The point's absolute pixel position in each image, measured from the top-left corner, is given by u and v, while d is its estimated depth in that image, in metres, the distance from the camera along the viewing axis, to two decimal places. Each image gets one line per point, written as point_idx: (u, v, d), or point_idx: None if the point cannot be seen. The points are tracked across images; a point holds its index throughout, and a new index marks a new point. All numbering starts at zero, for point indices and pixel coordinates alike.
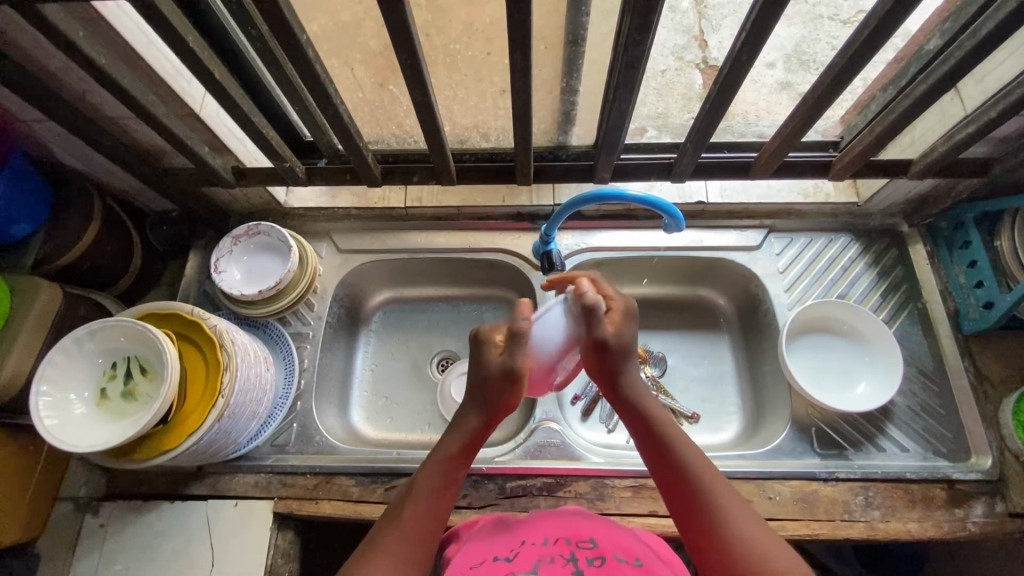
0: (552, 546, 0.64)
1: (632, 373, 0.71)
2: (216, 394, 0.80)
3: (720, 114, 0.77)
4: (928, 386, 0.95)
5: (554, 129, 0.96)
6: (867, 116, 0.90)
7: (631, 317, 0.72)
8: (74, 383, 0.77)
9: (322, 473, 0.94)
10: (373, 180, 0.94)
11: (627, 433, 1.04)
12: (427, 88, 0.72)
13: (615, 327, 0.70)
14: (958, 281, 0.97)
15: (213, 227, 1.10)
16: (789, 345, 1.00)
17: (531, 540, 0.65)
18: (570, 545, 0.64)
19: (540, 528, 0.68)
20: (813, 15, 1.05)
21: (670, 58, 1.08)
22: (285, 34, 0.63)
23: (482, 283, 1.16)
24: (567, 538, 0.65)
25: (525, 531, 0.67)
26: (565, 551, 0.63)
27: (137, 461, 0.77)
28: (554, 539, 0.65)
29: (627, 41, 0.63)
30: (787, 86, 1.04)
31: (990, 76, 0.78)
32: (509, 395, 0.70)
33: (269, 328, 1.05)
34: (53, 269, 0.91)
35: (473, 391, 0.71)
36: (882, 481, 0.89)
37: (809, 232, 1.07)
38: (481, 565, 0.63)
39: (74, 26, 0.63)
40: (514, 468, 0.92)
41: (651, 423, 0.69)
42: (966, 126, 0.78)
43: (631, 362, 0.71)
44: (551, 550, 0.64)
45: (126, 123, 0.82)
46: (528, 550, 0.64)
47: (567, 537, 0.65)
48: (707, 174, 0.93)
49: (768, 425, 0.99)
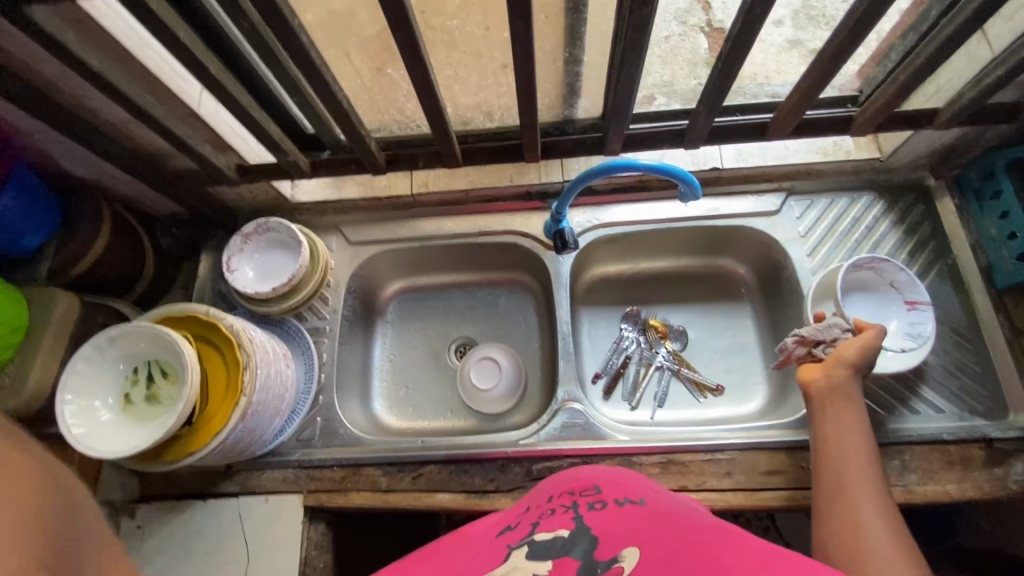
0: (554, 502, 0.63)
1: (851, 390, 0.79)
2: (239, 393, 0.80)
3: (733, 74, 0.74)
4: (961, 344, 0.92)
5: (560, 103, 0.93)
6: (888, 66, 0.86)
7: (850, 368, 0.80)
8: (98, 391, 0.78)
9: (350, 465, 0.95)
10: (379, 168, 0.93)
11: (650, 409, 1.03)
12: (426, 67, 0.70)
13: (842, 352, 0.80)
14: (989, 234, 0.93)
15: (222, 227, 1.10)
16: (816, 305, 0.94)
17: (535, 505, 0.65)
18: (572, 497, 0.63)
19: (544, 494, 0.68)
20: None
21: (673, 23, 0.97)
22: (277, 20, 0.61)
23: (496, 267, 1.15)
24: (569, 492, 0.65)
25: (531, 503, 0.67)
26: (566, 502, 0.62)
27: (168, 463, 0.78)
28: (558, 496, 0.65)
29: (632, 1, 0.59)
30: (797, 44, 0.95)
31: (1020, 14, 0.73)
32: (852, 352, 0.80)
33: (285, 324, 1.04)
34: (68, 279, 0.92)
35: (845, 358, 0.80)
36: (917, 444, 0.87)
37: (830, 192, 1.03)
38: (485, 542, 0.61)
39: (64, 29, 0.61)
40: (539, 450, 0.91)
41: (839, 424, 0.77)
42: (995, 69, 0.74)
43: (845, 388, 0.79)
44: (552, 506, 0.63)
45: (128, 126, 0.81)
46: (530, 516, 0.63)
47: (569, 492, 0.65)
48: (722, 138, 0.90)
49: (796, 393, 0.97)
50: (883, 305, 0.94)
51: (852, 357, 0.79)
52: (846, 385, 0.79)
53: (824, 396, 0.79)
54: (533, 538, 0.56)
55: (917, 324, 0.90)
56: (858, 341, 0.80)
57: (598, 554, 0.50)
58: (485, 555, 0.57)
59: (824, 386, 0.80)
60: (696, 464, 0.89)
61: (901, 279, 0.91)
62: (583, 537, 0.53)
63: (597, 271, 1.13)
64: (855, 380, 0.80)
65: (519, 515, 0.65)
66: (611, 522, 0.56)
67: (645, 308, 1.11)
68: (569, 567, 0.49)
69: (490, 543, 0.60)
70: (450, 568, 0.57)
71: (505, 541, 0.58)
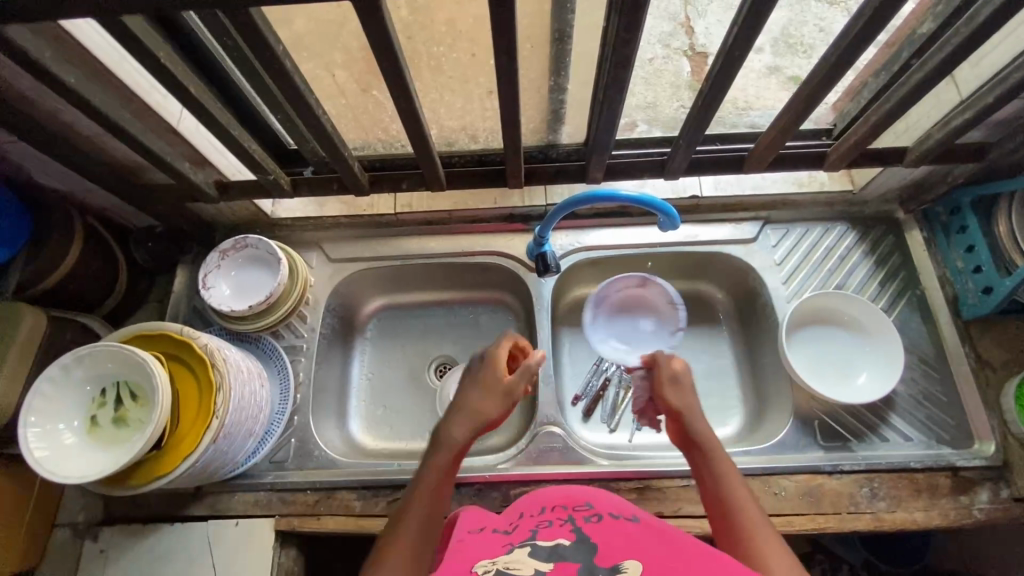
0: (549, 515, 0.66)
1: (698, 424, 0.74)
2: (211, 415, 0.78)
3: (713, 109, 0.75)
4: (928, 373, 0.95)
5: (544, 128, 0.94)
6: (860, 103, 0.89)
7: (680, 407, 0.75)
8: (62, 412, 0.75)
9: (323, 488, 0.93)
10: (361, 189, 0.92)
11: (628, 432, 1.03)
12: (411, 94, 0.69)
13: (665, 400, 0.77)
14: (956, 266, 0.97)
15: (199, 241, 1.08)
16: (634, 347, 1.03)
17: (529, 514, 0.67)
18: (567, 512, 0.66)
19: (536, 504, 0.70)
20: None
21: (658, 45, 1.05)
22: (262, 47, 0.60)
23: (478, 286, 1.15)
24: (563, 507, 0.67)
25: (524, 510, 0.69)
26: (562, 515, 0.65)
27: (133, 487, 0.76)
28: (551, 509, 0.67)
29: (616, 40, 0.60)
30: (775, 70, 1.01)
31: (985, 60, 0.76)
32: (669, 394, 0.77)
33: (262, 342, 1.03)
34: (36, 293, 0.89)
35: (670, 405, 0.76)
36: (887, 472, 0.89)
37: (805, 221, 1.05)
38: (481, 532, 0.65)
39: (40, 46, 0.60)
40: (517, 475, 0.91)
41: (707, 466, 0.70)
42: (962, 112, 0.77)
43: (692, 428, 0.74)
44: (548, 517, 0.65)
45: (105, 141, 0.80)
46: (527, 521, 0.65)
47: (564, 506, 0.67)
48: (702, 168, 0.92)
49: (770, 419, 0.99)
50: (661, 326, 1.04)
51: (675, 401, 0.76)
52: (695, 426, 0.74)
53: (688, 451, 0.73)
54: (533, 542, 0.59)
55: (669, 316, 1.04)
56: (664, 380, 0.78)
57: (599, 561, 0.55)
58: (485, 551, 0.59)
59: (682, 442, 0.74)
60: (672, 490, 0.89)
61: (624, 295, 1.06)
62: (584, 546, 0.57)
63: (578, 292, 1.14)
64: (694, 414, 0.75)
65: (514, 519, 0.68)
66: (608, 536, 0.59)
67: None
68: (570, 568, 0.54)
69: (488, 539, 0.63)
70: (450, 559, 0.59)
71: (504, 541, 0.61)
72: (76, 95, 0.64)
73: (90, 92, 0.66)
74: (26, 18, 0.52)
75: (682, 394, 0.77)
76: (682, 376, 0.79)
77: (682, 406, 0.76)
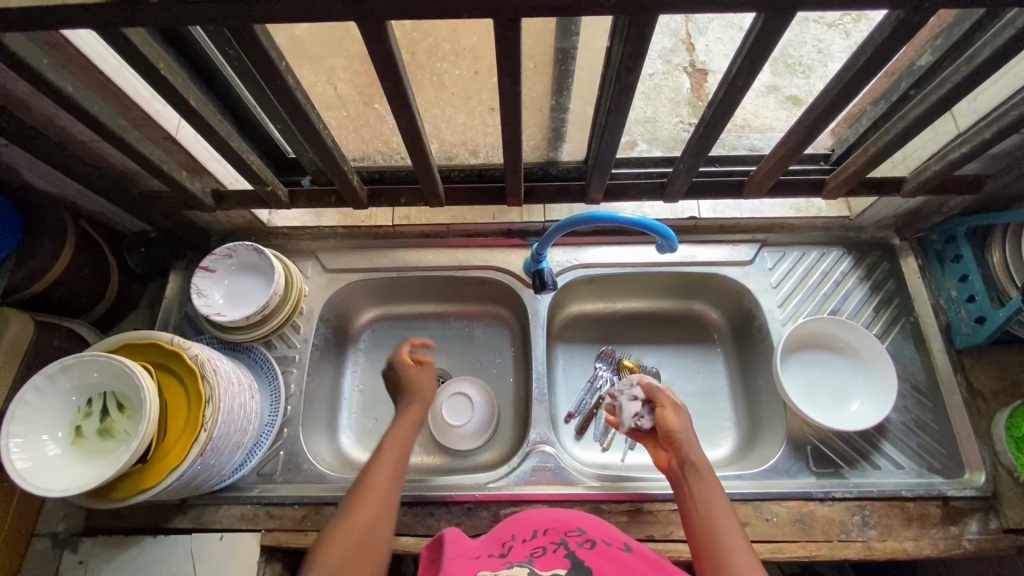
0: (541, 538, 0.66)
1: (695, 456, 0.79)
2: (199, 427, 0.77)
3: (714, 138, 0.75)
4: (921, 401, 0.95)
5: (545, 145, 0.95)
6: (858, 130, 0.90)
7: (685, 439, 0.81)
8: (46, 423, 0.74)
9: (311, 503, 0.92)
10: (359, 203, 0.91)
11: (620, 452, 1.03)
12: (413, 114, 0.68)
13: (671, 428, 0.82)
14: (950, 294, 0.98)
15: (193, 247, 1.07)
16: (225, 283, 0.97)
17: (522, 537, 0.68)
18: (559, 535, 0.66)
19: (528, 525, 0.70)
20: (799, 14, 0.96)
21: (658, 61, 1.05)
22: (263, 63, 0.59)
23: (472, 300, 1.14)
24: (555, 529, 0.68)
25: (516, 531, 0.69)
26: (554, 539, 0.65)
27: (117, 500, 0.74)
28: (543, 531, 0.68)
29: (619, 68, 0.60)
30: (774, 90, 1.02)
31: (984, 95, 0.77)
32: (674, 426, 0.82)
33: (254, 352, 1.02)
34: (25, 298, 0.88)
35: (676, 436, 0.81)
36: (878, 500, 0.88)
37: (801, 246, 1.06)
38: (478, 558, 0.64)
39: (37, 53, 0.59)
40: (507, 495, 0.90)
41: (693, 494, 0.76)
42: (960, 145, 0.77)
43: (696, 461, 0.79)
44: (540, 541, 0.65)
45: (100, 147, 0.79)
46: (519, 547, 0.65)
47: (556, 529, 0.68)
48: (700, 192, 0.93)
49: (763, 442, 0.99)
50: (225, 283, 0.97)
51: (679, 435, 0.81)
52: (695, 459, 0.79)
53: (680, 479, 0.78)
54: (530, 567, 0.59)
55: (204, 287, 0.96)
56: (672, 413, 0.84)
57: None
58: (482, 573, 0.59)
59: (678, 471, 0.79)
60: (664, 513, 0.89)
61: (205, 289, 0.95)
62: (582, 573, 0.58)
63: (573, 308, 1.13)
64: (695, 446, 0.80)
65: (506, 543, 0.67)
66: (605, 565, 0.60)
67: (620, 347, 1.12)
68: None
69: (482, 563, 0.62)
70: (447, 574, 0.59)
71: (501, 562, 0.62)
72: (72, 103, 0.63)
73: (88, 100, 0.65)
74: (24, 27, 0.52)
75: (684, 427, 0.83)
76: (680, 408, 0.85)
77: (688, 437, 0.81)
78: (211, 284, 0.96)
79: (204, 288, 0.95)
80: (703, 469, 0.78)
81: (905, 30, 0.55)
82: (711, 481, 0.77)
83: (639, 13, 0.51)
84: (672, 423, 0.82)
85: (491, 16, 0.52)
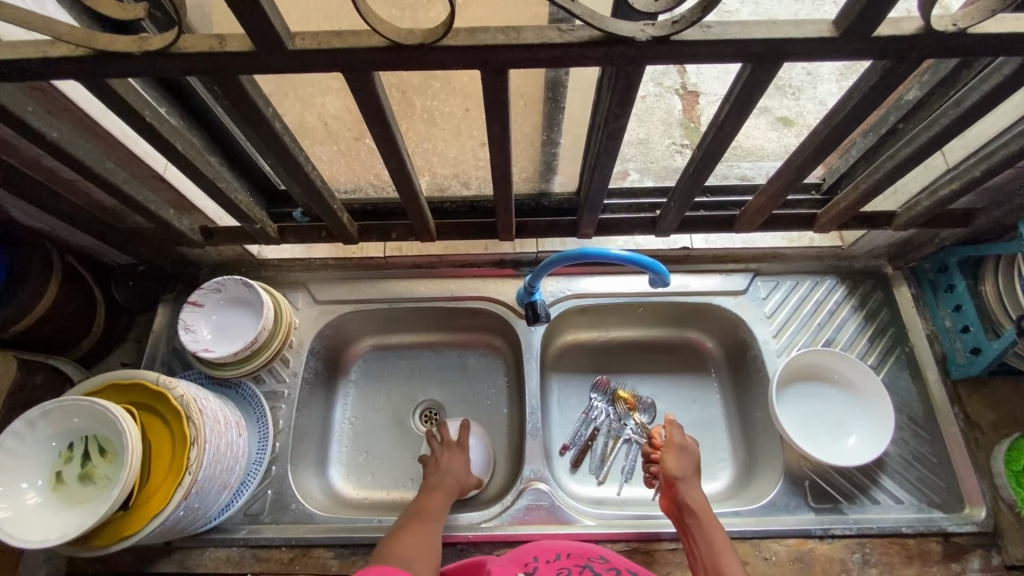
0: (565, 561, 0.76)
1: (695, 496, 0.83)
2: (183, 470, 0.74)
3: (705, 176, 0.74)
4: (919, 434, 0.94)
5: (537, 177, 0.95)
6: (848, 160, 0.91)
7: (685, 477, 0.85)
8: (25, 469, 0.72)
9: (299, 545, 0.90)
10: (349, 237, 0.90)
11: (616, 486, 1.01)
12: (402, 156, 0.68)
13: (674, 466, 0.86)
14: (945, 324, 0.98)
15: (182, 279, 1.06)
16: (216, 317, 0.96)
17: (544, 558, 0.76)
18: (582, 560, 0.76)
19: (550, 549, 0.78)
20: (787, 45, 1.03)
21: (650, 84, 1.07)
22: (251, 111, 0.58)
23: (466, 329, 1.13)
24: (577, 554, 0.78)
25: (538, 552, 0.78)
26: (579, 563, 0.75)
27: (97, 548, 0.72)
28: (566, 555, 0.77)
29: (608, 113, 0.60)
30: (765, 112, 1.04)
31: (973, 132, 0.77)
32: (676, 464, 0.86)
33: (241, 387, 1.00)
34: (8, 336, 0.86)
35: (679, 476, 0.85)
36: (878, 537, 0.87)
37: (794, 275, 1.06)
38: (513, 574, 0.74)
39: (22, 101, 0.59)
40: (500, 535, 0.88)
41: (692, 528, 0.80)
42: (949, 182, 0.78)
43: (695, 500, 0.82)
44: (565, 565, 0.75)
45: (87, 186, 0.78)
46: (544, 567, 0.74)
47: (578, 554, 0.78)
48: (693, 226, 0.92)
49: (761, 476, 0.97)
50: (216, 318, 0.96)
51: (678, 474, 0.85)
52: (692, 498, 0.82)
53: (681, 516, 0.82)
54: None
55: (194, 324, 0.94)
56: (676, 455, 0.87)
57: None
58: None
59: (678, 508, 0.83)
60: (660, 553, 0.87)
61: (195, 326, 0.94)
62: None
63: (567, 338, 1.12)
64: (693, 487, 0.83)
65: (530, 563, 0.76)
66: None
67: (615, 377, 1.10)
68: None
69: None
70: None
71: None
72: (58, 148, 0.63)
73: (72, 145, 0.64)
74: (5, 78, 0.51)
75: (687, 466, 0.86)
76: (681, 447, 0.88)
77: (690, 479, 0.84)
78: (201, 320, 0.95)
79: (194, 324, 0.94)
80: (702, 508, 0.81)
81: (892, 78, 0.55)
82: (710, 516, 0.80)
83: (626, 64, 0.51)
84: (673, 465, 0.86)
85: (479, 67, 0.52)
